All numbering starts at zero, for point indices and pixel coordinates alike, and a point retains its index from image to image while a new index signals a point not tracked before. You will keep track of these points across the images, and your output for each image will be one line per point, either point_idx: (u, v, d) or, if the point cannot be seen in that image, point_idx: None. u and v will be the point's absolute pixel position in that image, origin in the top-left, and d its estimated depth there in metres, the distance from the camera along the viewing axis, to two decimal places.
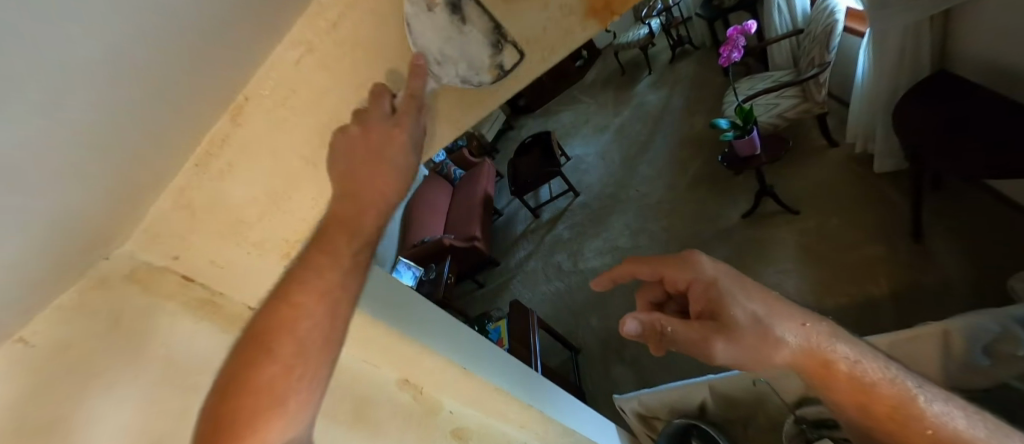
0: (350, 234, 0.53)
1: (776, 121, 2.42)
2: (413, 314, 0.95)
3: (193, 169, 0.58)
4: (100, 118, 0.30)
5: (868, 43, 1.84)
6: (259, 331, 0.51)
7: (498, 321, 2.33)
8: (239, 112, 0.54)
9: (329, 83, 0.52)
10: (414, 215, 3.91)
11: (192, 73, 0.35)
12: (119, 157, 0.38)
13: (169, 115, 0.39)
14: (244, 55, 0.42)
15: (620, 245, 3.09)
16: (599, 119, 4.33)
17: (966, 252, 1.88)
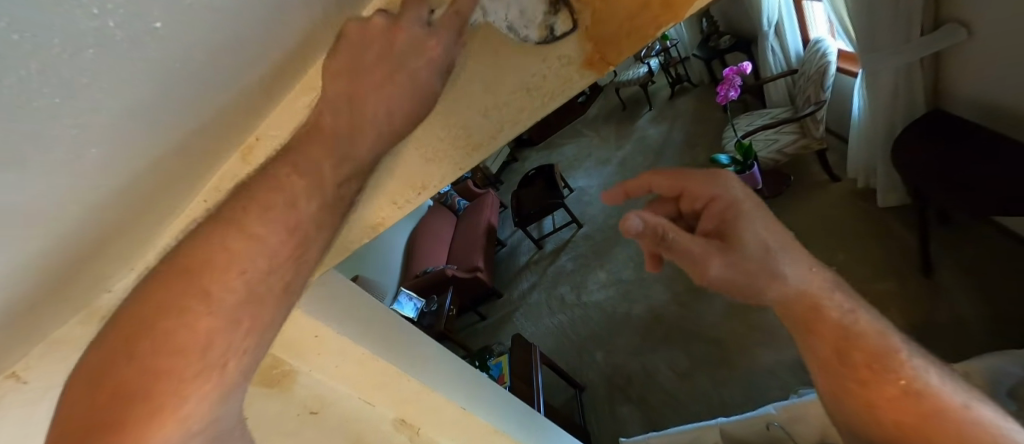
0: (332, 154, 0.35)
1: (776, 155, 2.46)
2: (412, 348, 0.93)
3: (203, 205, 0.56)
4: (123, 180, 0.31)
5: (861, 83, 1.88)
6: (168, 296, 0.31)
7: (500, 356, 2.28)
8: (249, 152, 0.52)
9: None
10: (418, 245, 3.92)
11: (203, 131, 0.35)
12: (126, 210, 0.37)
13: (179, 168, 0.38)
14: (257, 108, 0.42)
15: (624, 278, 3.06)
16: (601, 152, 4.41)
17: (980, 290, 1.83)
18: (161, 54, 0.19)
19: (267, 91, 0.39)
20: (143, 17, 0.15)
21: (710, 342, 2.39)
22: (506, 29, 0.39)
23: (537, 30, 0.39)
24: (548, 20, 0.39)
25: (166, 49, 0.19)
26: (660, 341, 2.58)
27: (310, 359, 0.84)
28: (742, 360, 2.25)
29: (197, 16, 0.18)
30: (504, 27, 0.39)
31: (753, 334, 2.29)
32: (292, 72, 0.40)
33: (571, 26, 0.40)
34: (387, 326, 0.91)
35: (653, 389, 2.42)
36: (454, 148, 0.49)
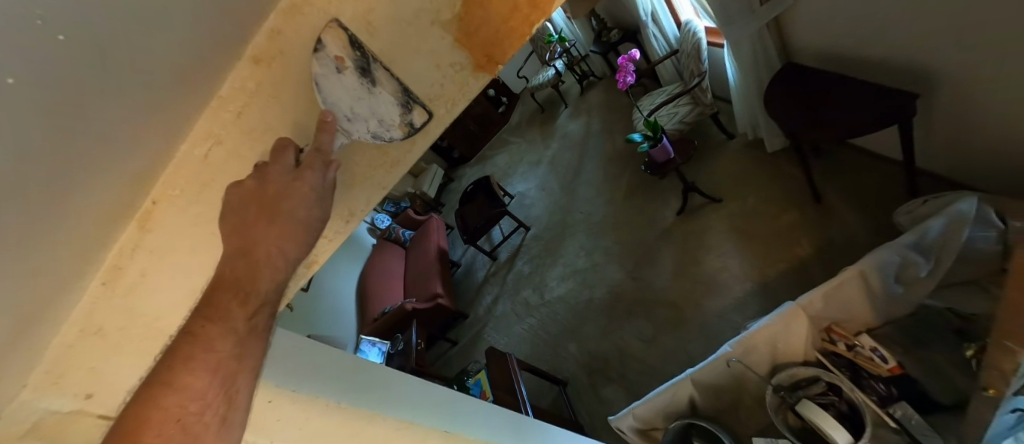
0: (240, 295, 0.42)
1: (680, 126, 2.69)
2: (383, 387, 0.92)
3: (100, 289, 0.53)
4: (13, 258, 0.32)
5: (729, 53, 2.13)
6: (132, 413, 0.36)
7: (477, 374, 2.26)
8: (147, 218, 0.52)
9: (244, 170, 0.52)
10: (371, 286, 3.78)
11: (79, 206, 0.37)
12: (20, 299, 0.38)
13: (63, 247, 0.39)
14: (134, 177, 0.44)
15: (578, 267, 3.17)
16: (530, 156, 4.54)
17: (862, 202, 2.13)
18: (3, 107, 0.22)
19: (158, 142, 0.43)
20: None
21: (667, 306, 2.55)
22: (373, 138, 0.49)
23: (398, 130, 0.50)
24: (405, 119, 0.49)
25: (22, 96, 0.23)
26: (623, 317, 2.70)
27: (267, 428, 0.78)
28: (698, 314, 2.42)
29: (43, 64, 0.24)
30: (370, 137, 0.49)
31: (701, 288, 2.47)
32: (175, 120, 0.44)
33: (426, 116, 0.50)
34: (352, 368, 0.88)
35: (629, 364, 2.52)
36: (375, 166, 0.54)
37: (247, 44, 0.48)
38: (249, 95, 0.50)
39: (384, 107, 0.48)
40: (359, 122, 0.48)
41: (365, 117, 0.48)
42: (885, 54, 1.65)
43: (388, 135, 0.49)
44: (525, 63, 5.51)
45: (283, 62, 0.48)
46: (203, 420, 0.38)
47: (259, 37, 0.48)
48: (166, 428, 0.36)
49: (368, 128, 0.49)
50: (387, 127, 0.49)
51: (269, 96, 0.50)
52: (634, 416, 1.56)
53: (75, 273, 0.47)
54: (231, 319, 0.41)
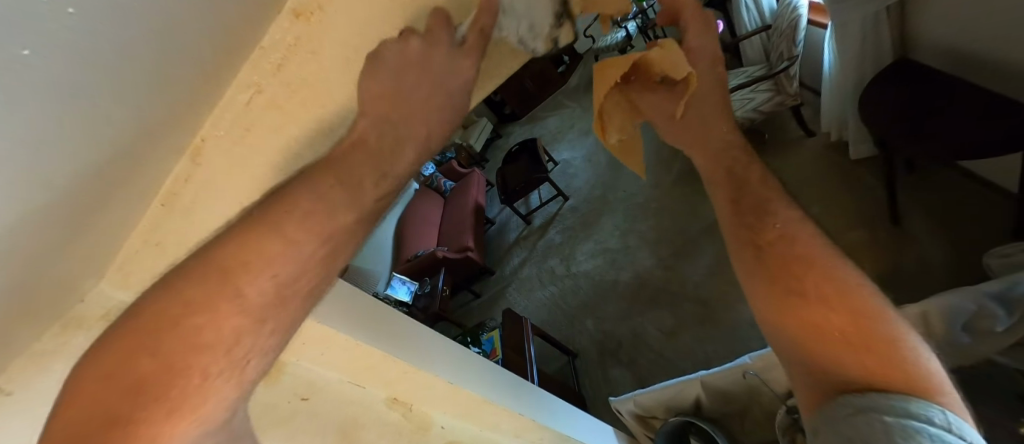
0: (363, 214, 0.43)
1: (752, 115, 2.48)
2: (404, 340, 0.94)
3: (160, 209, 0.56)
4: (57, 187, 0.34)
5: (831, 36, 1.87)
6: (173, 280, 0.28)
7: (491, 331, 2.34)
8: (198, 152, 0.51)
9: (281, 122, 0.48)
10: (407, 228, 3.93)
11: (128, 147, 0.38)
12: (81, 216, 0.42)
13: (118, 178, 0.42)
14: (186, 117, 0.44)
15: (610, 245, 3.12)
16: (583, 123, 4.37)
17: (947, 232, 1.88)
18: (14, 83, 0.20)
19: (200, 91, 0.41)
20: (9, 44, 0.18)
21: (694, 302, 2.48)
22: (517, 42, 0.45)
23: (543, 44, 0.45)
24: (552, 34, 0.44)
25: (34, 73, 0.21)
26: (647, 304, 2.65)
27: (296, 349, 0.84)
28: (726, 316, 2.33)
29: (66, 50, 0.22)
30: (515, 40, 0.44)
31: (735, 290, 2.37)
32: (221, 71, 0.42)
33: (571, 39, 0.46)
34: (369, 309, 0.92)
35: (643, 351, 2.51)
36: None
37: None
38: (288, 49, 0.45)
39: (539, 12, 0.42)
40: (512, 19, 0.42)
41: (520, 16, 0.42)
42: None
43: (530, 46, 0.45)
44: None
45: (323, 19, 0.43)
46: (299, 286, 0.32)
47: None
48: (260, 281, 0.31)
49: (517, 29, 0.43)
50: (533, 38, 0.44)
51: (307, 52, 0.44)
52: (636, 402, 1.59)
53: (133, 199, 0.49)
54: (361, 190, 0.34)
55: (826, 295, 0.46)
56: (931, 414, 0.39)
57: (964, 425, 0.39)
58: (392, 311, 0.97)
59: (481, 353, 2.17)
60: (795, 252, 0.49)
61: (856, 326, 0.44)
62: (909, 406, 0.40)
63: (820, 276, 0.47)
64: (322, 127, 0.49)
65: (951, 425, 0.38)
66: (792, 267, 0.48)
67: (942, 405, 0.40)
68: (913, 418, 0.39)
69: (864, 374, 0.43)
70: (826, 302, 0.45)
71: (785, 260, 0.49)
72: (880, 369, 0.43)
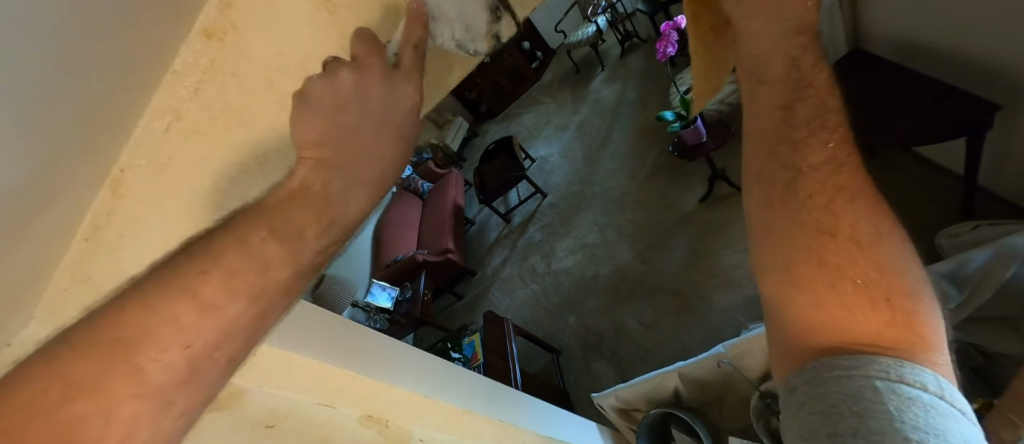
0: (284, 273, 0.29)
1: (720, 107, 2.54)
2: (379, 360, 0.93)
3: (83, 244, 0.50)
4: None
5: None
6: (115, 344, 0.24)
7: (472, 335, 2.32)
8: (117, 185, 0.48)
9: (207, 148, 0.47)
10: (386, 232, 3.86)
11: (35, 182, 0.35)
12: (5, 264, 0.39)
13: (33, 214, 0.39)
14: (98, 143, 0.41)
15: (589, 240, 3.14)
16: (559, 119, 4.37)
17: (903, 213, 1.96)
18: None
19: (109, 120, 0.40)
20: None
21: (672, 293, 2.53)
22: (456, 48, 0.44)
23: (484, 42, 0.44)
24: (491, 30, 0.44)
25: None
26: (627, 297, 2.69)
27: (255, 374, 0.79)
28: (701, 306, 2.37)
29: None
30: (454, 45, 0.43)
31: (711, 280, 2.42)
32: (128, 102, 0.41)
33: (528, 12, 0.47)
34: (333, 329, 0.89)
35: (624, 344, 2.54)
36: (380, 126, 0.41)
37: (196, 15, 0.42)
38: (203, 71, 0.44)
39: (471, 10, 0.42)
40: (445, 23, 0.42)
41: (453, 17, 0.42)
42: (967, 56, 1.44)
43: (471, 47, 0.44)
44: (565, 17, 5.15)
45: (238, 39, 0.43)
46: None
47: (209, 9, 0.42)
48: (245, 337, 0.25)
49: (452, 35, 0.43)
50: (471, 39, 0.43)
51: (226, 72, 0.44)
52: (617, 397, 1.61)
53: (54, 237, 0.45)
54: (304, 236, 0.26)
55: (860, 229, 0.35)
56: (925, 380, 0.31)
57: (957, 395, 0.32)
58: (360, 328, 0.95)
59: (463, 358, 2.16)
60: (837, 180, 0.36)
61: (879, 277, 0.34)
62: (902, 369, 0.32)
63: (854, 212, 0.36)
64: (254, 150, 0.49)
65: (944, 393, 0.31)
66: (825, 199, 0.36)
67: (940, 373, 0.32)
68: (911, 384, 0.31)
69: (867, 330, 0.34)
70: (854, 242, 0.35)
71: (821, 191, 0.36)
72: (890, 326, 0.33)
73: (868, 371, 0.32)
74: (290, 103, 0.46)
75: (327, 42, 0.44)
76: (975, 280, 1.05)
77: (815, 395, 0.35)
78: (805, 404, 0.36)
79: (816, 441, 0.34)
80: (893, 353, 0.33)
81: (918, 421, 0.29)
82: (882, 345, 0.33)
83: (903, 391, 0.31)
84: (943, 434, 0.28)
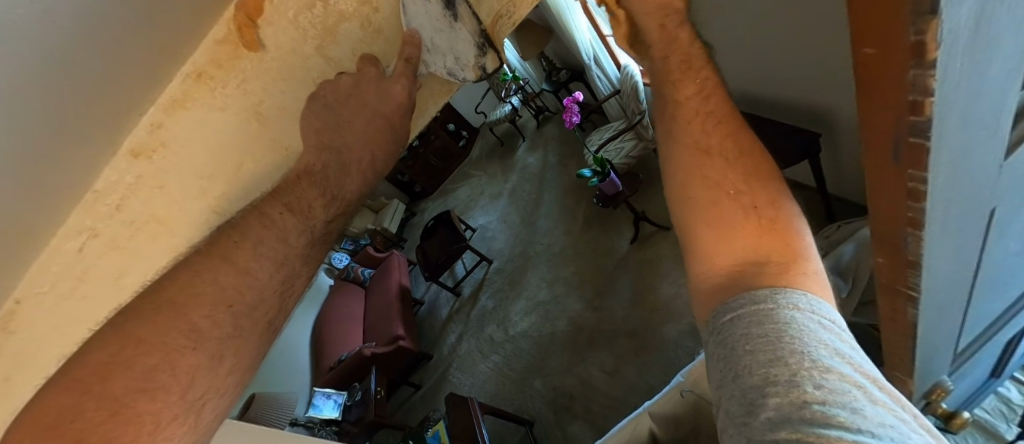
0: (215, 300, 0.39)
1: (627, 160, 2.87)
2: None
3: None
4: None
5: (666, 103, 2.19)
6: (112, 342, 0.35)
7: (436, 424, 2.15)
8: (10, 319, 0.46)
9: (124, 264, 0.48)
10: (327, 331, 3.58)
11: (11, 167, 0.33)
12: None
13: None
14: (52, 194, 0.41)
15: (541, 299, 3.18)
16: (491, 189, 4.59)
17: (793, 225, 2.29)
18: None
19: (61, 183, 0.41)
20: None
21: (627, 336, 2.60)
22: (447, 74, 0.56)
23: (471, 71, 0.56)
24: (478, 62, 0.54)
25: None
26: (587, 348, 2.70)
27: None
28: (656, 341, 2.46)
29: None
30: (446, 71, 0.56)
31: (659, 314, 2.54)
32: (29, 245, 0.42)
33: (497, 63, 0.55)
34: None
35: (594, 398, 2.50)
36: None
37: (122, 138, 0.45)
38: (129, 187, 0.47)
39: (462, 44, 0.54)
40: (438, 56, 0.55)
41: (443, 51, 0.55)
42: (790, 102, 1.74)
43: (460, 74, 0.56)
44: (482, 99, 5.59)
45: (169, 153, 0.47)
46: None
47: (137, 130, 0.46)
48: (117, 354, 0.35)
49: (445, 65, 0.56)
50: (461, 67, 0.55)
51: (153, 186, 0.47)
52: None
53: None
54: (252, 273, 0.42)
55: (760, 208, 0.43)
56: (797, 301, 0.36)
57: (828, 311, 0.37)
58: None
59: None
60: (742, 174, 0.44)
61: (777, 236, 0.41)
62: (778, 297, 0.36)
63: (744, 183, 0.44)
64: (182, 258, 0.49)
65: (813, 308, 0.36)
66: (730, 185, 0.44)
67: (811, 294, 0.37)
68: (790, 309, 0.35)
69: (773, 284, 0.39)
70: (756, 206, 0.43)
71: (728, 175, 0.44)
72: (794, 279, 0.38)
73: (758, 308, 0.36)
74: (223, 206, 0.50)
75: (260, 144, 0.50)
76: (853, 269, 1.25)
77: (726, 335, 0.38)
78: (719, 344, 0.38)
79: (730, 378, 0.36)
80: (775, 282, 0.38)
81: (794, 342, 0.33)
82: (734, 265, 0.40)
83: (782, 316, 0.35)
84: (807, 349, 0.32)
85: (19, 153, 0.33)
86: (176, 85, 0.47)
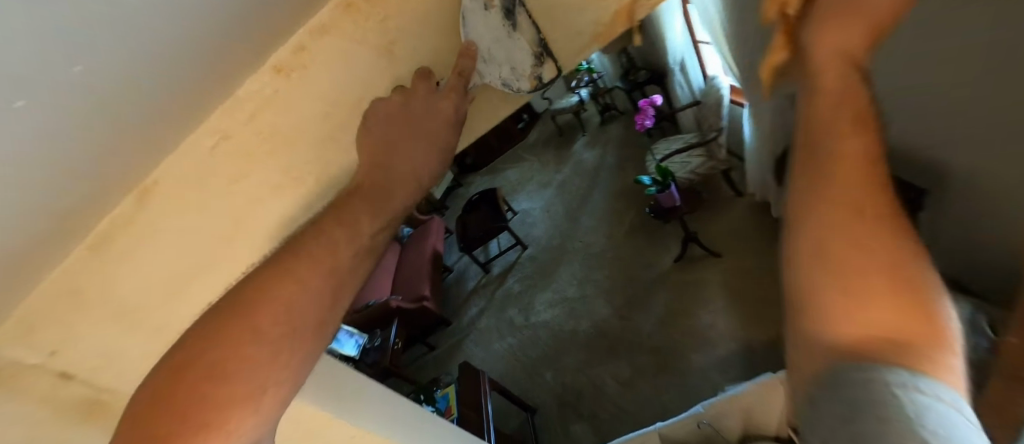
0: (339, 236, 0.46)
1: (690, 176, 2.75)
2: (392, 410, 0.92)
3: (85, 254, 0.53)
4: (121, 117, 0.31)
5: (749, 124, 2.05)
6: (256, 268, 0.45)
7: (446, 387, 2.23)
8: (145, 195, 0.51)
9: (247, 168, 0.53)
10: None
11: (177, 90, 0.35)
12: (90, 172, 0.35)
13: (146, 133, 0.38)
14: (198, 106, 0.43)
15: (569, 295, 3.17)
16: (541, 176, 4.57)
17: None
18: (136, 78, 0.28)
19: (208, 99, 0.44)
20: (160, 41, 0.26)
21: (649, 352, 2.54)
22: (501, 84, 0.55)
23: (526, 81, 0.54)
24: (535, 72, 0.54)
25: (150, 68, 0.28)
26: (606, 354, 2.68)
27: None
28: (678, 365, 2.40)
29: (165, 59, 0.29)
30: (500, 82, 0.54)
31: (688, 339, 2.46)
32: (170, 141, 0.46)
33: (554, 73, 0.55)
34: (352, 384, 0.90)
35: (603, 404, 2.48)
36: None
37: (270, 54, 0.49)
38: (264, 100, 0.51)
39: (520, 54, 0.53)
40: (492, 66, 0.53)
41: (499, 62, 0.53)
42: None
43: (515, 84, 0.54)
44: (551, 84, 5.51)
45: (306, 75, 0.51)
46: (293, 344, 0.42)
47: (283, 49, 0.49)
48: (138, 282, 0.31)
49: (499, 75, 0.54)
50: (516, 78, 0.54)
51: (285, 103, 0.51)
52: None
53: (95, 211, 0.46)
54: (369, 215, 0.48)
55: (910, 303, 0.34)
56: (933, 387, 0.20)
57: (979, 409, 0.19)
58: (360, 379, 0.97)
59: (436, 410, 2.08)
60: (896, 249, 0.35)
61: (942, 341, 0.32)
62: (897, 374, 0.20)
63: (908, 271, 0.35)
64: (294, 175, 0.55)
65: (958, 402, 0.19)
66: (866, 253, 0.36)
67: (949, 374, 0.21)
68: (909, 394, 0.19)
69: None
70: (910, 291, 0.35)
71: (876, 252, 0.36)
72: None
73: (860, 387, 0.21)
74: (340, 138, 0.54)
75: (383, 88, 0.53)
76: None
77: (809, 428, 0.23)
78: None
79: None
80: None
81: None
82: (935, 313, 0.23)
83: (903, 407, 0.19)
84: None
85: (185, 81, 0.35)
86: (325, 12, 0.49)
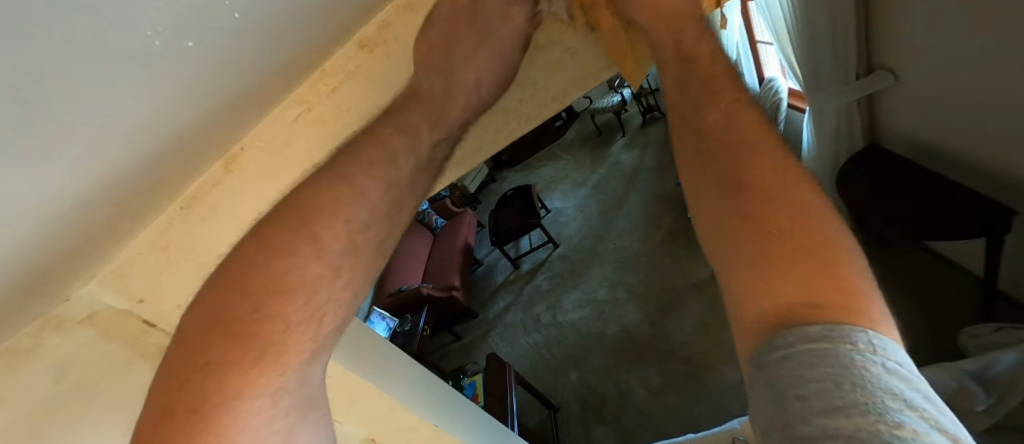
0: None
1: None
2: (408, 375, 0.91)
3: (177, 212, 0.55)
4: (192, 98, 0.29)
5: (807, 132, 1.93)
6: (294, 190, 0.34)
7: (473, 375, 2.26)
8: (233, 160, 0.52)
9: (324, 140, 0.52)
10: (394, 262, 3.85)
11: (247, 72, 0.34)
12: (159, 151, 0.34)
13: (216, 115, 0.37)
14: (269, 88, 0.43)
15: (598, 297, 3.12)
16: (577, 175, 4.52)
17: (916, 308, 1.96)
18: (206, 55, 0.25)
19: (278, 82, 0.43)
20: (233, 16, 0.24)
21: (680, 362, 2.47)
22: (555, 53, 0.49)
23: (580, 61, 0.49)
24: (590, 55, 0.49)
25: (222, 48, 0.26)
26: (634, 360, 2.62)
27: None
28: (711, 378, 2.31)
29: (238, 38, 0.27)
30: (556, 49, 0.49)
31: (723, 352, 2.37)
32: (258, 111, 0.46)
33: (604, 60, 0.51)
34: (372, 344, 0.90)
35: (628, 410, 2.43)
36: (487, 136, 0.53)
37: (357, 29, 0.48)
38: (347, 74, 0.50)
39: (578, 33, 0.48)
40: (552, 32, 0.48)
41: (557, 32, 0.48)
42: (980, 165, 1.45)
43: (569, 61, 0.49)
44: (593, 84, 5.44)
45: (389, 51, 0.49)
46: None
47: (371, 25, 0.48)
48: (335, 230, 0.31)
49: (557, 45, 0.48)
50: (571, 56, 0.49)
51: (365, 78, 0.50)
52: None
53: (187, 173, 0.47)
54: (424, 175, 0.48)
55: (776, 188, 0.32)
56: None
57: None
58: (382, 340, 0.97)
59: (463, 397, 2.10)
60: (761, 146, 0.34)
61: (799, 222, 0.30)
62: None
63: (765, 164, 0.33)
64: None
65: None
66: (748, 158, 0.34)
67: None
68: None
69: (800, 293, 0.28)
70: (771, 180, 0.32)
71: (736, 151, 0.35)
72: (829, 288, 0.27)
73: None
74: None
75: None
76: (1004, 384, 1.04)
77: None
78: None
79: None
80: (831, 319, 0.26)
81: None
82: None
83: None
84: None
85: (255, 63, 0.33)
86: None
